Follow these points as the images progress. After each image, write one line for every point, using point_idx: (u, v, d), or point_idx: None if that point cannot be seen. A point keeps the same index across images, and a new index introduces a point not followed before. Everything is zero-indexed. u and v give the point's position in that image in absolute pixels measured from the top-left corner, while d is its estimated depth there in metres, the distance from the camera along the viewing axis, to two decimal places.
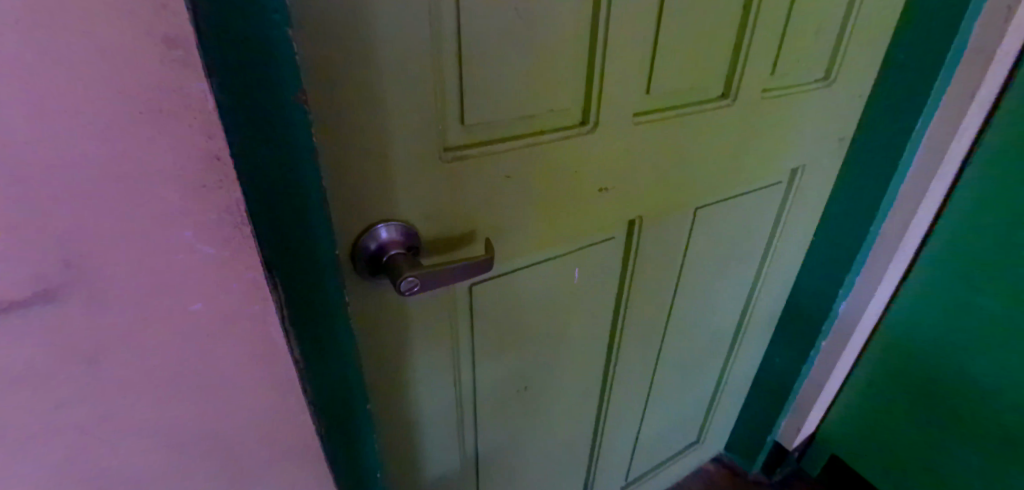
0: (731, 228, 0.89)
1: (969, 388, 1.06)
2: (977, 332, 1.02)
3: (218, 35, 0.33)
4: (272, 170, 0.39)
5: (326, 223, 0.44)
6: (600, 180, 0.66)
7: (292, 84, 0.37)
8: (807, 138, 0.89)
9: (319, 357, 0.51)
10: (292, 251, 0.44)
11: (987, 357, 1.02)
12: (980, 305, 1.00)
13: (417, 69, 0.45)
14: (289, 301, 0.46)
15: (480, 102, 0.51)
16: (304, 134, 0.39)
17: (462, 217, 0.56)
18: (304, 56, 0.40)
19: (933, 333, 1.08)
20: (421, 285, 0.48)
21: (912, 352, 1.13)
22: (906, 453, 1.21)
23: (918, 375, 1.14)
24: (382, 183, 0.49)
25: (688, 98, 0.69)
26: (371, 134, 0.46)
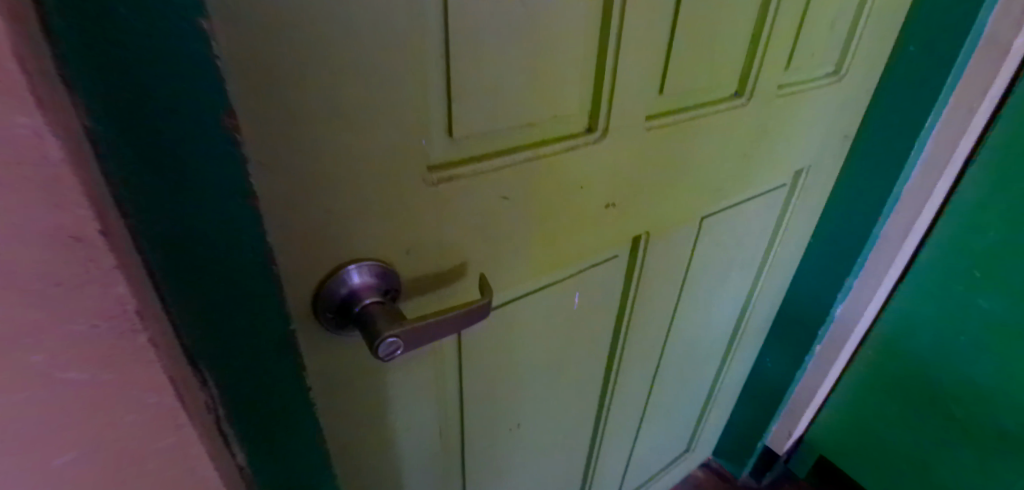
0: (735, 237, 0.81)
1: (968, 394, 1.03)
2: (977, 338, 0.99)
3: (90, 36, 0.22)
4: (196, 221, 0.29)
5: (274, 282, 0.34)
6: (608, 195, 0.56)
7: (212, 104, 0.26)
8: (815, 138, 0.81)
9: (274, 442, 0.41)
10: (234, 326, 0.34)
11: (988, 363, 0.99)
12: (981, 308, 0.97)
13: (394, 68, 0.35)
14: (223, 382, 0.36)
15: (471, 108, 0.41)
16: (233, 171, 0.29)
17: (450, 247, 0.46)
18: (230, 56, 0.29)
19: (930, 335, 1.05)
20: (401, 345, 0.39)
21: (906, 354, 1.10)
22: (899, 455, 1.19)
23: (912, 377, 1.11)
24: (353, 213, 0.39)
25: (702, 97, 0.60)
26: (337, 153, 0.36)
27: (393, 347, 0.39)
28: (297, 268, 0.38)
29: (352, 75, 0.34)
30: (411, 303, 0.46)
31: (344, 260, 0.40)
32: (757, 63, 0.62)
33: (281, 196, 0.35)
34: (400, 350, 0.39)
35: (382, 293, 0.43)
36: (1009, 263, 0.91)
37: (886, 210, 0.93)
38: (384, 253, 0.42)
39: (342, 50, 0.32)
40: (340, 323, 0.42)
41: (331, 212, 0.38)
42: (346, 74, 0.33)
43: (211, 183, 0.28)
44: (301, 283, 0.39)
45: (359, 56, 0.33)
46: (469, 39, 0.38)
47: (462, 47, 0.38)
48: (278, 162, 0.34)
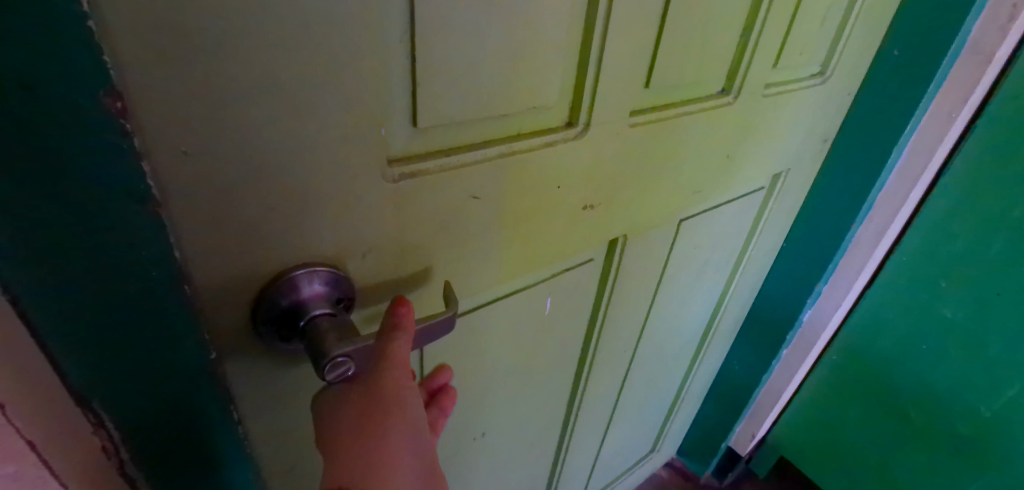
0: (711, 240, 0.79)
1: (927, 399, 1.05)
2: (940, 346, 1.00)
3: None
4: (74, 221, 0.27)
5: (165, 273, 0.30)
6: (586, 195, 0.52)
7: (91, 105, 0.24)
8: (796, 140, 0.79)
9: (181, 472, 0.38)
10: (135, 341, 0.31)
11: (948, 370, 1.00)
12: (945, 316, 0.97)
13: (349, 42, 0.31)
14: (106, 380, 0.32)
15: (439, 93, 0.36)
16: (125, 177, 0.27)
17: (412, 250, 0.41)
18: (137, 17, 0.24)
19: (894, 341, 1.06)
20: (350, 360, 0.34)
21: (869, 360, 1.10)
22: (857, 456, 1.21)
23: (874, 381, 1.12)
24: (300, 210, 0.34)
25: (688, 93, 0.56)
26: (281, 139, 0.31)
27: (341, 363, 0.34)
28: (231, 273, 0.33)
29: (297, 48, 0.29)
30: (367, 310, 0.42)
31: (287, 263, 0.35)
32: (747, 58, 0.59)
33: (210, 188, 0.30)
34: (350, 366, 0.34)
35: (335, 302, 0.38)
36: (976, 274, 0.91)
37: (860, 216, 0.93)
38: (336, 255, 0.37)
39: (285, 16, 0.28)
40: (285, 337, 0.37)
41: (273, 209, 0.33)
42: (290, 46, 0.29)
43: (93, 186, 0.26)
44: (237, 290, 0.34)
45: (304, 25, 0.29)
46: (438, 13, 0.34)
47: (428, 21, 0.33)
48: (207, 149, 0.29)
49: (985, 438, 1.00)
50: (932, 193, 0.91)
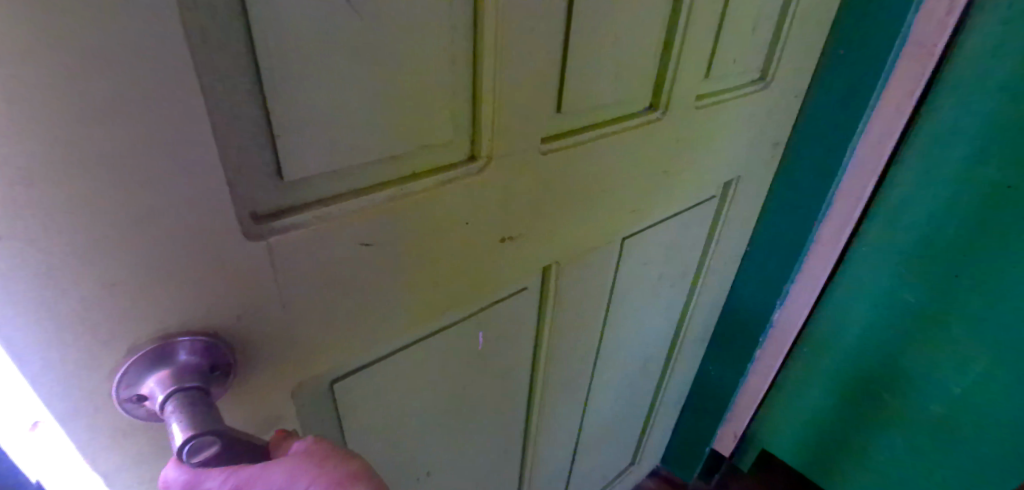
0: (663, 255, 0.77)
1: (899, 383, 1.04)
2: (906, 331, 0.98)
3: None
4: None
5: None
6: (503, 228, 0.50)
7: None
8: (742, 148, 0.77)
9: None
10: None
11: (916, 353, 0.99)
12: (908, 303, 0.95)
13: (183, 106, 0.28)
14: None
15: (305, 144, 0.34)
16: None
17: (298, 306, 0.39)
18: None
19: (861, 332, 1.04)
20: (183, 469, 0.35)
21: (838, 353, 1.08)
22: (836, 445, 1.20)
23: (844, 374, 1.10)
24: (151, 282, 0.32)
25: (610, 113, 0.54)
26: (114, 215, 0.29)
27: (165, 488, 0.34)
28: (75, 349, 0.31)
29: (118, 122, 0.26)
30: (257, 371, 0.39)
31: (147, 333, 0.33)
32: (671, 74, 0.57)
33: (34, 271, 0.28)
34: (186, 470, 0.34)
35: (206, 373, 0.36)
36: (935, 259, 0.90)
37: (819, 219, 0.91)
38: (205, 320, 0.35)
39: (91, 86, 0.25)
40: (148, 409, 0.35)
41: (117, 283, 0.31)
42: (110, 121, 0.26)
43: None
44: (90, 365, 0.32)
45: (120, 93, 0.26)
46: (287, 63, 0.31)
47: (277, 72, 0.31)
48: (20, 231, 0.26)
49: (957, 414, 1.00)
50: (885, 184, 0.88)
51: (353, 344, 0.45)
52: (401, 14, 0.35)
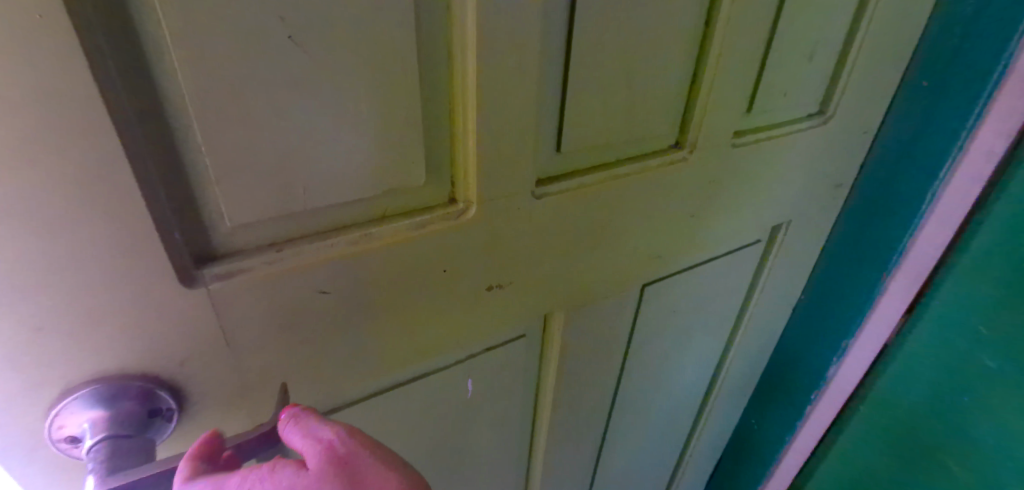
0: (693, 301, 0.70)
1: (973, 472, 0.84)
2: (988, 408, 0.79)
3: None
4: None
5: None
6: (491, 275, 0.46)
7: None
8: (792, 190, 0.68)
9: None
10: None
11: (999, 437, 0.79)
12: (992, 372, 0.77)
13: (97, 154, 0.26)
14: None
15: (247, 189, 0.32)
16: None
17: (250, 351, 0.37)
18: None
19: (928, 398, 0.86)
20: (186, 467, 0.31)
21: (899, 419, 0.91)
22: None
23: (905, 445, 0.92)
24: (82, 328, 0.30)
25: (625, 152, 0.49)
26: (30, 263, 0.27)
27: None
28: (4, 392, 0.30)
29: (24, 171, 0.25)
30: (207, 416, 0.38)
31: (80, 378, 0.32)
32: (699, 111, 0.51)
33: None
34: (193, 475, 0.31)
35: (145, 419, 0.34)
36: None
37: (890, 272, 0.80)
38: (146, 366, 0.34)
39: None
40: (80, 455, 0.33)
41: (43, 326, 0.29)
42: (14, 170, 0.25)
43: None
44: (20, 408, 0.31)
45: (24, 142, 0.24)
46: (226, 107, 0.29)
47: (213, 116, 0.29)
48: None
49: None
50: (971, 226, 0.72)
51: (317, 390, 0.42)
52: (361, 53, 0.31)
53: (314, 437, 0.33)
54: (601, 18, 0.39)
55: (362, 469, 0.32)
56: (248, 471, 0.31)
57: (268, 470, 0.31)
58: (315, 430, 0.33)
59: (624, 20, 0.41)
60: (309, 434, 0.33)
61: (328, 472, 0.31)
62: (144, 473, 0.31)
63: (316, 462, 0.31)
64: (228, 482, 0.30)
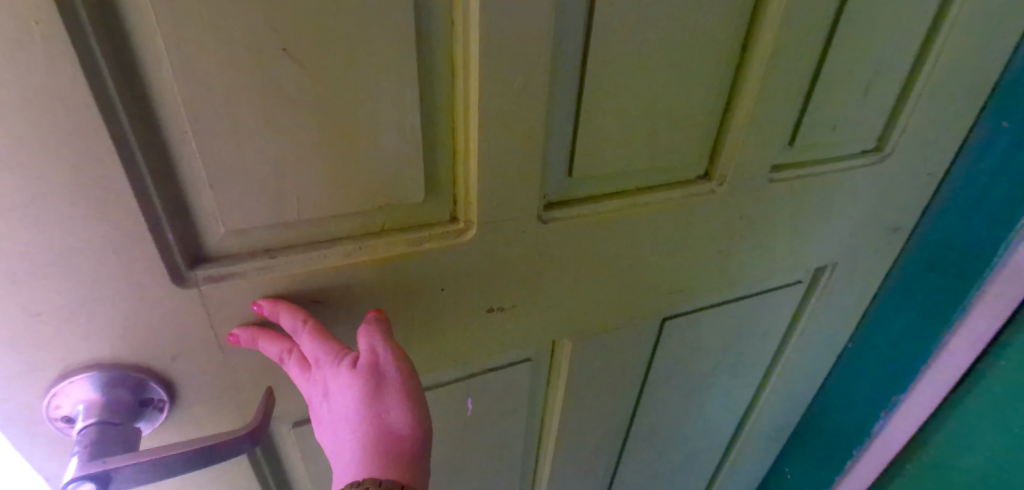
0: (720, 340, 0.66)
1: None
2: None
3: None
4: None
5: None
6: (492, 298, 0.44)
7: None
8: (841, 230, 0.63)
9: None
10: None
11: None
12: None
13: (92, 151, 0.27)
14: None
15: (243, 195, 0.32)
16: None
17: (237, 354, 0.37)
18: None
19: (983, 470, 0.76)
20: (278, 309, 0.35)
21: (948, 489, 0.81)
22: None
23: None
24: (77, 318, 0.32)
25: (647, 180, 0.47)
26: (29, 252, 0.28)
27: (253, 325, 0.36)
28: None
29: (25, 164, 0.26)
30: (194, 414, 0.38)
31: (73, 367, 0.33)
32: (731, 141, 0.48)
33: None
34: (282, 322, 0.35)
35: (135, 408, 0.35)
36: None
37: (952, 326, 0.72)
38: (137, 360, 0.34)
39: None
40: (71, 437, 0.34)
41: (40, 311, 0.31)
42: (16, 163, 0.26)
43: None
44: (16, 389, 0.32)
45: (23, 135, 0.26)
46: (222, 113, 0.30)
47: (209, 121, 0.29)
48: None
49: None
50: None
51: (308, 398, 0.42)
52: (360, 66, 0.32)
53: (376, 348, 0.35)
54: (619, 39, 0.38)
55: (392, 401, 0.33)
56: (325, 344, 0.35)
57: (334, 357, 0.34)
58: (381, 344, 0.35)
59: (646, 42, 0.39)
60: (372, 342, 0.35)
61: (368, 388, 0.33)
62: (124, 463, 0.31)
63: (366, 369, 0.34)
64: (306, 346, 0.35)
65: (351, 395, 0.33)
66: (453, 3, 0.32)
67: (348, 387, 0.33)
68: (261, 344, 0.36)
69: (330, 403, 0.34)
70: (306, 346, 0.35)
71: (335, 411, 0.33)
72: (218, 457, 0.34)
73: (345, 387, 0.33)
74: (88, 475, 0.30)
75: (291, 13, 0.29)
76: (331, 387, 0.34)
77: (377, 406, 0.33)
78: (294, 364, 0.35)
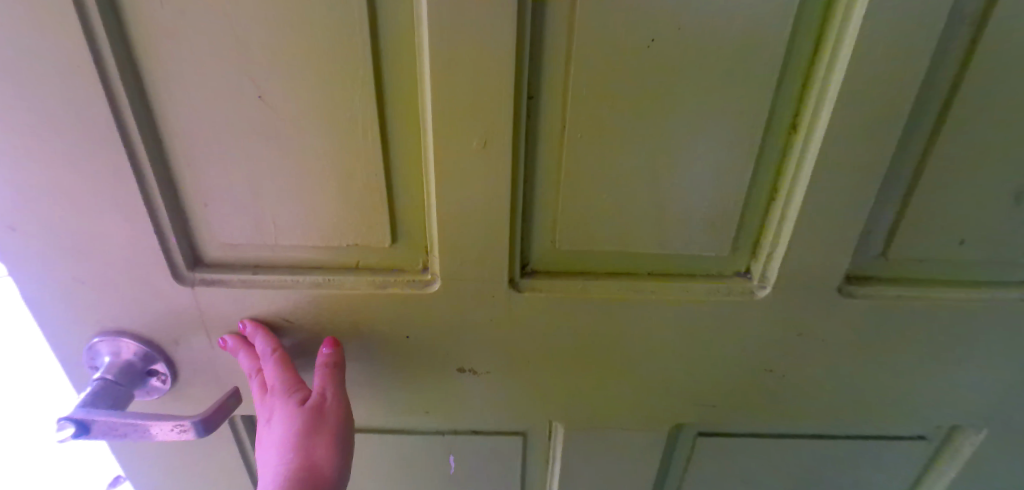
0: (787, 477, 0.53)
1: None
2: None
3: None
4: None
5: None
6: (464, 357, 0.43)
7: None
8: (992, 386, 0.45)
9: None
10: None
11: None
12: None
13: (112, 163, 0.34)
14: None
15: (229, 215, 0.37)
16: None
17: (222, 353, 0.42)
18: None
19: None
20: (259, 333, 0.40)
21: None
22: None
23: None
24: (105, 292, 0.40)
25: (660, 265, 0.41)
26: (71, 234, 0.37)
27: (239, 337, 0.41)
28: (53, 324, 0.41)
29: (69, 167, 0.35)
30: (190, 394, 0.44)
31: (102, 330, 0.41)
32: (777, 238, 0.39)
33: (25, 261, 0.38)
34: (259, 344, 0.40)
35: (142, 373, 0.42)
36: None
37: None
38: (147, 336, 0.42)
39: (49, 140, 0.34)
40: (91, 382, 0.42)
41: (82, 281, 0.39)
42: (63, 166, 0.34)
43: None
44: (65, 337, 0.41)
45: (70, 148, 0.34)
46: (209, 144, 0.35)
47: (200, 150, 0.35)
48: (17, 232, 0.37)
49: None
50: None
51: None
52: (324, 116, 0.34)
53: (326, 391, 0.38)
54: (604, 108, 0.34)
55: (324, 442, 0.36)
56: (285, 373, 0.39)
57: (288, 387, 0.38)
58: (332, 388, 0.39)
59: (638, 113, 0.34)
60: (324, 384, 0.39)
61: (307, 423, 0.36)
62: (105, 418, 0.37)
63: (310, 407, 0.37)
64: (269, 371, 0.39)
65: (288, 426, 0.36)
66: (415, 63, 0.33)
67: (289, 417, 0.36)
68: (240, 357, 0.40)
69: (269, 427, 0.37)
70: (269, 370, 0.39)
71: (270, 435, 0.36)
72: (174, 436, 0.39)
73: (287, 416, 0.36)
74: (78, 418, 0.37)
75: (264, 68, 0.33)
76: (276, 413, 0.37)
77: (308, 442, 0.35)
78: (256, 383, 0.39)
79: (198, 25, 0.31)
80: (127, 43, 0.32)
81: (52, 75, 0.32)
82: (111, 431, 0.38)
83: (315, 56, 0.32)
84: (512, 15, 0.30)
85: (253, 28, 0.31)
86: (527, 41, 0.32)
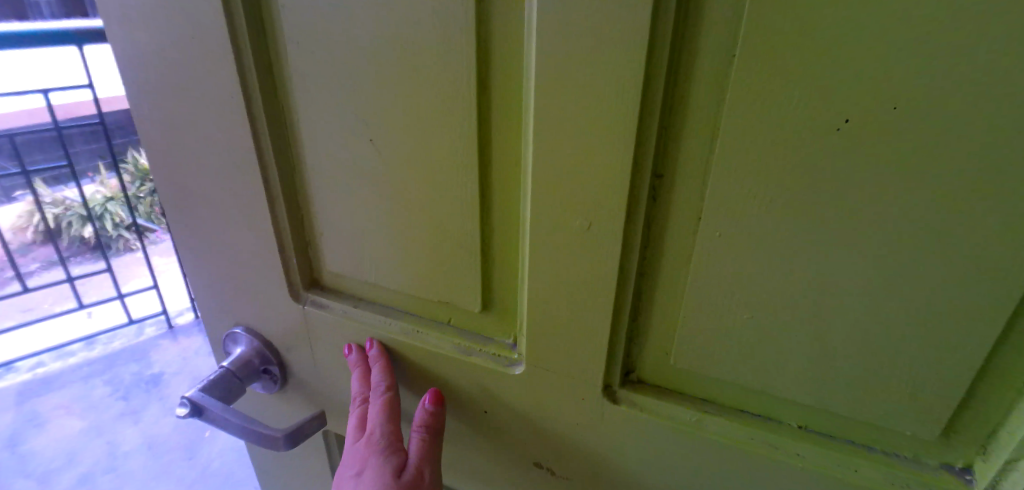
0: None
1: None
2: None
3: None
4: None
5: None
6: (544, 452, 0.37)
7: None
8: None
9: None
10: None
11: None
12: None
13: (251, 184, 0.37)
14: None
15: (339, 247, 0.38)
16: None
17: (323, 371, 0.44)
18: (149, 144, 0.39)
19: None
20: (378, 363, 0.39)
21: None
22: None
23: None
24: (241, 293, 0.43)
25: (815, 424, 0.29)
26: (220, 239, 0.41)
27: (361, 353, 0.40)
28: (207, 308, 0.47)
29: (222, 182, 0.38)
30: (296, 398, 0.47)
31: (237, 324, 0.45)
32: None
33: (191, 253, 0.43)
34: (373, 376, 0.38)
35: (259, 368, 0.46)
36: None
37: None
38: (267, 340, 0.45)
39: (210, 156, 0.37)
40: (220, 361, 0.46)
41: (227, 280, 0.43)
42: (218, 180, 0.38)
43: None
44: (214, 321, 0.47)
45: (223, 164, 0.37)
46: (327, 178, 0.35)
47: (319, 182, 0.36)
48: (188, 230, 0.42)
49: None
50: None
51: None
52: (425, 167, 0.32)
53: (423, 466, 0.36)
54: (752, 207, 0.25)
55: None
56: (387, 428, 0.37)
57: (388, 446, 0.36)
58: (429, 467, 0.36)
59: (810, 219, 0.24)
60: (422, 460, 0.36)
61: None
62: (215, 407, 0.40)
63: (404, 484, 0.34)
64: (374, 418, 0.37)
65: None
66: (523, 120, 0.29)
67: (380, 486, 0.34)
68: (354, 377, 0.39)
69: (358, 484, 0.35)
70: (373, 416, 0.37)
71: None
72: (260, 443, 0.41)
73: (380, 482, 0.34)
74: (197, 400, 0.40)
75: (374, 111, 0.31)
76: (369, 470, 0.35)
77: None
78: (358, 421, 0.38)
79: (326, 65, 0.31)
80: (271, 78, 0.33)
81: (214, 101, 0.35)
82: (216, 420, 0.41)
83: (420, 105, 0.30)
84: (639, 77, 0.24)
85: (367, 70, 0.30)
86: (657, 109, 0.25)
